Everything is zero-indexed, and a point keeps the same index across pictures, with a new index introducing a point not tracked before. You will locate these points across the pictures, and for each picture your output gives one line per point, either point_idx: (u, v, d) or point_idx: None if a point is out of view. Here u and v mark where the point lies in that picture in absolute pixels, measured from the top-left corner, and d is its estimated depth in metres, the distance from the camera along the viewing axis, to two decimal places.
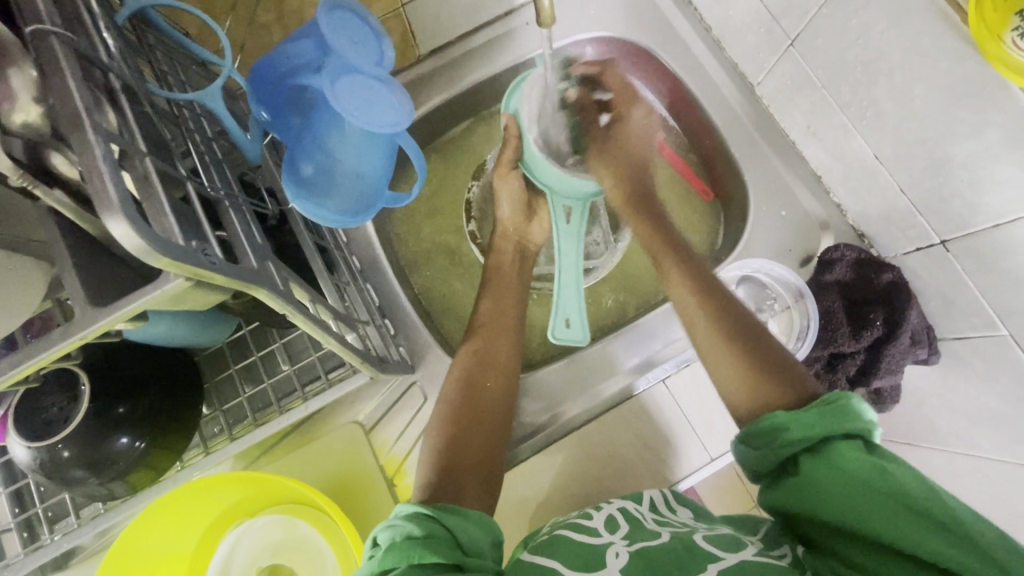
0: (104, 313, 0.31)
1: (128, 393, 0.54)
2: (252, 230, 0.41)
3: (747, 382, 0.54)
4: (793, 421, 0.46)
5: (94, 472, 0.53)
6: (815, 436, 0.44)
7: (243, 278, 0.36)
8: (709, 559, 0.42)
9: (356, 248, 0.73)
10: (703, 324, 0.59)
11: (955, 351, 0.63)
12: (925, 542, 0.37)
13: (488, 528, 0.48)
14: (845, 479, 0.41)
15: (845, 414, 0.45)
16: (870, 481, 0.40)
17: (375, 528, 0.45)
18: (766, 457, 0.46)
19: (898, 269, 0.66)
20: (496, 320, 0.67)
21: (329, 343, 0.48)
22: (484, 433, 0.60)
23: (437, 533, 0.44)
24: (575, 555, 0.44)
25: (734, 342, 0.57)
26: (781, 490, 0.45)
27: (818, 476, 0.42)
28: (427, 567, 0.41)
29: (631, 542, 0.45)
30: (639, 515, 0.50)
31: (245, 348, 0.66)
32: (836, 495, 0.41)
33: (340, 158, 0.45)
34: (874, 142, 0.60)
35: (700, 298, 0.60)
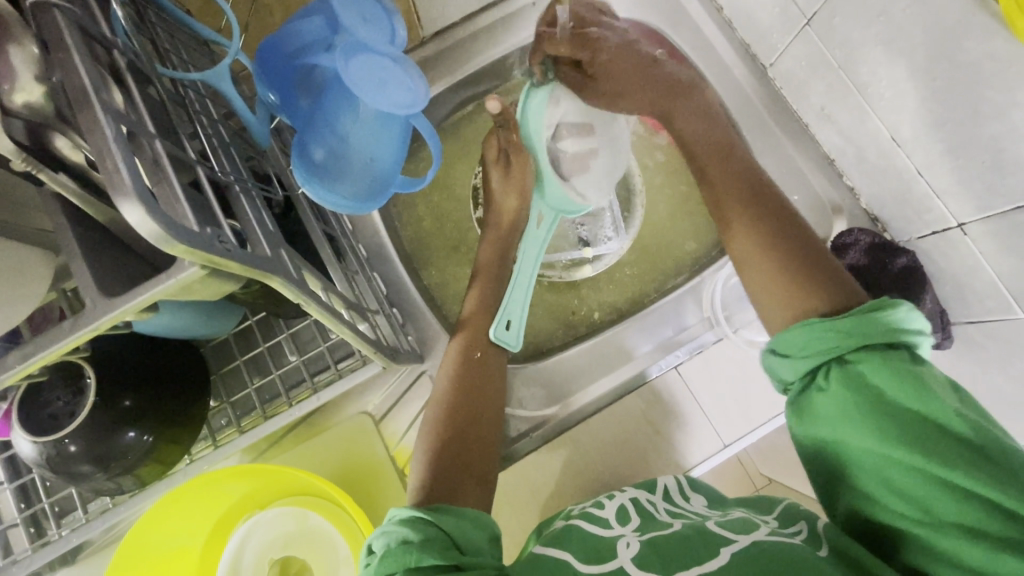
0: (115, 303, 0.30)
1: (134, 386, 0.53)
2: (263, 217, 0.39)
3: (782, 287, 0.50)
4: (824, 333, 0.43)
5: (102, 467, 0.52)
6: (849, 350, 0.42)
7: (258, 265, 0.34)
8: (721, 543, 0.42)
9: (362, 236, 0.71)
10: (741, 230, 0.55)
11: (969, 335, 0.63)
12: (958, 468, 0.37)
13: (484, 525, 0.47)
14: (881, 401, 0.40)
15: (888, 325, 0.42)
16: (912, 408, 0.39)
17: (370, 536, 0.45)
18: (797, 370, 0.44)
19: (913, 252, 0.65)
20: (481, 313, 0.66)
21: (342, 333, 0.47)
22: (477, 428, 0.59)
23: (433, 536, 0.43)
24: (584, 546, 0.44)
25: (771, 246, 0.53)
26: (806, 407, 0.43)
27: (849, 397, 0.41)
28: (426, 569, 0.40)
29: (642, 533, 0.45)
30: (651, 509, 0.50)
31: (251, 339, 0.64)
32: (871, 420, 0.40)
33: (353, 142, 0.43)
34: (891, 124, 0.59)
35: (746, 205, 0.56)
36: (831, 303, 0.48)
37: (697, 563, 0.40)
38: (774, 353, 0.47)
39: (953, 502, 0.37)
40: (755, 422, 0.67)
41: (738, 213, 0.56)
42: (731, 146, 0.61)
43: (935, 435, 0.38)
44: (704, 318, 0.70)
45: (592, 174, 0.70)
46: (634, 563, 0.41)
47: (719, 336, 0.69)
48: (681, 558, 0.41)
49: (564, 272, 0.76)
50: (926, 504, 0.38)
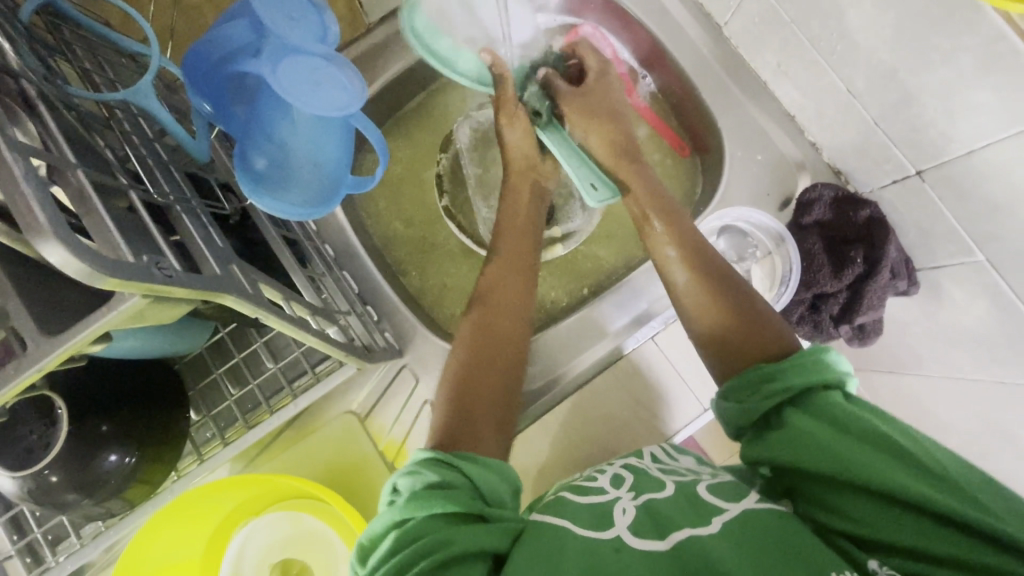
0: (58, 342, 0.29)
1: (109, 411, 0.53)
2: (210, 234, 0.39)
3: (729, 338, 0.53)
4: (773, 376, 0.47)
5: (87, 493, 0.52)
6: (794, 387, 0.46)
7: (207, 286, 0.34)
8: (714, 511, 0.42)
9: (327, 236, 0.70)
10: (675, 262, 0.58)
11: (934, 279, 0.64)
12: (918, 487, 0.38)
13: (507, 476, 0.46)
14: (832, 425, 0.42)
15: (821, 364, 0.46)
16: (859, 427, 0.42)
17: (395, 475, 0.44)
18: (748, 411, 0.47)
19: (876, 204, 0.65)
20: (493, 291, 0.59)
21: (309, 341, 0.46)
22: (503, 406, 0.53)
23: (457, 486, 0.43)
24: (589, 513, 0.42)
25: (711, 297, 0.55)
26: (762, 441, 0.45)
27: (803, 425, 0.43)
28: (450, 518, 0.40)
29: (637, 496, 0.44)
30: (642, 466, 0.48)
31: (226, 350, 0.64)
32: (827, 438, 0.42)
33: (294, 147, 0.42)
34: (846, 77, 0.59)
35: (685, 261, 0.57)
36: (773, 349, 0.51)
37: (689, 526, 0.40)
38: (727, 399, 0.49)
39: (912, 521, 0.38)
40: None
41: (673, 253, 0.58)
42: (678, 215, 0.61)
43: (894, 459, 0.39)
44: None
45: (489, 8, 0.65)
46: (632, 533, 0.40)
47: None
48: (672, 522, 0.41)
49: None
50: (892, 515, 0.39)
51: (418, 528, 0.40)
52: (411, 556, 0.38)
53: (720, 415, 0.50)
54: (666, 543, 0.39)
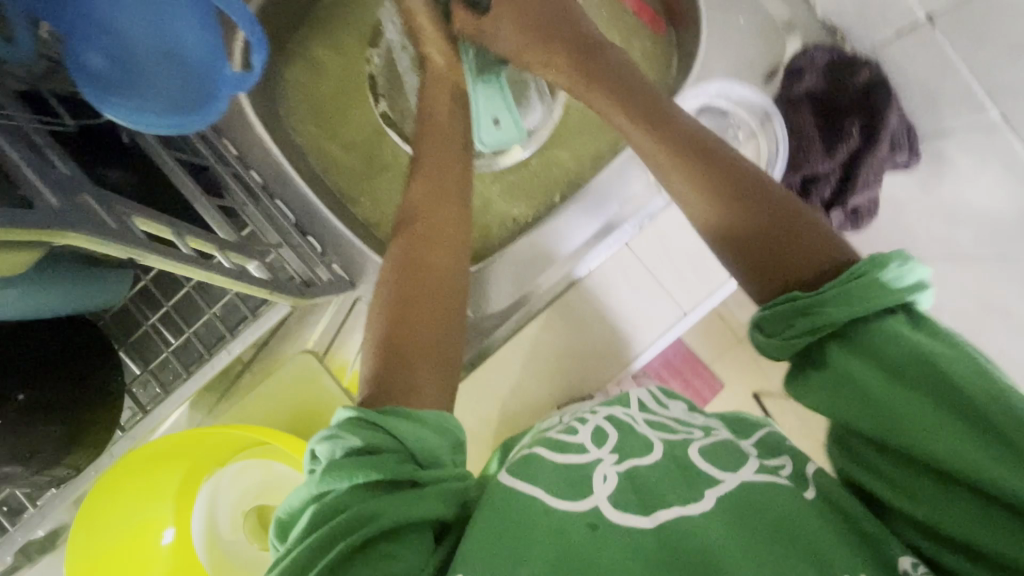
0: None
1: (25, 377, 0.48)
2: (50, 163, 0.31)
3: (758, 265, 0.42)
4: (820, 306, 0.36)
5: (23, 463, 0.48)
6: (846, 320, 0.35)
7: (34, 225, 0.27)
8: (706, 482, 0.37)
9: (249, 160, 0.61)
10: (692, 192, 0.46)
11: (942, 147, 0.57)
12: (990, 469, 0.29)
13: (446, 429, 0.40)
14: (891, 377, 0.33)
15: (887, 290, 0.34)
16: (924, 380, 0.32)
17: (312, 441, 0.38)
18: (787, 346, 0.37)
19: (878, 64, 0.57)
20: (426, 217, 0.51)
21: (219, 282, 0.40)
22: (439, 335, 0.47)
23: (384, 450, 0.36)
24: (555, 475, 0.37)
25: (733, 216, 0.44)
26: (806, 383, 0.36)
27: (855, 373, 0.34)
28: (377, 487, 0.35)
29: (620, 459, 0.39)
30: (629, 420, 0.42)
31: (155, 299, 0.58)
32: (879, 395, 0.33)
33: (134, 39, 0.38)
34: None
35: (693, 170, 0.46)
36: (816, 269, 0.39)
37: (679, 503, 0.36)
38: (762, 329, 0.39)
39: (970, 504, 0.31)
40: (712, 285, 0.63)
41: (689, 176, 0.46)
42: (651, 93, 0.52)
43: (965, 432, 0.30)
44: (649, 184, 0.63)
45: None
46: (612, 504, 0.36)
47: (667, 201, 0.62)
48: (660, 497, 0.36)
49: (491, 159, 0.68)
50: (940, 492, 0.32)
51: (340, 503, 0.34)
52: (327, 541, 0.33)
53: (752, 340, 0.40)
54: (654, 521, 0.35)
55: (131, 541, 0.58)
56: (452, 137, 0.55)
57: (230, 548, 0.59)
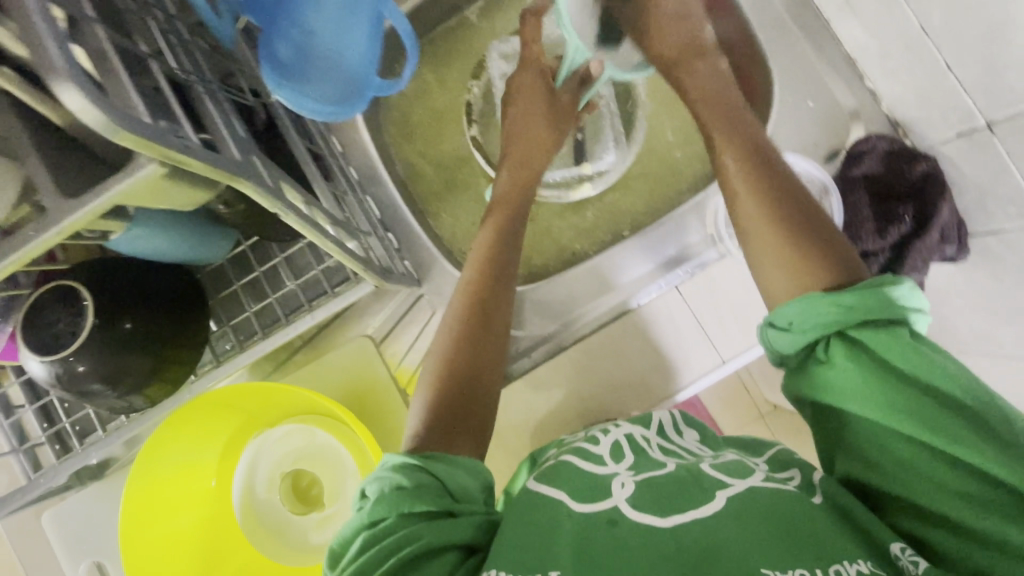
0: (77, 206, 0.29)
1: (131, 307, 0.53)
2: (232, 121, 0.38)
3: (796, 267, 0.46)
4: (825, 306, 0.42)
5: (112, 384, 0.54)
6: (849, 321, 0.41)
7: (227, 169, 0.33)
8: (717, 485, 0.40)
9: (352, 159, 0.69)
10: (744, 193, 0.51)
11: (987, 246, 0.60)
12: (970, 444, 0.36)
13: (480, 473, 0.45)
14: (884, 372, 0.39)
15: (890, 300, 0.41)
16: (916, 380, 0.38)
17: (363, 481, 0.43)
18: (794, 343, 0.43)
19: (934, 159, 0.61)
20: (501, 231, 0.61)
21: (328, 248, 0.45)
22: (481, 381, 0.53)
23: (425, 482, 0.41)
24: (581, 481, 0.42)
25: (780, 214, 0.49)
26: (808, 379, 0.42)
27: (852, 371, 0.39)
28: (420, 516, 0.39)
29: (637, 473, 0.42)
30: (645, 445, 0.47)
31: (247, 264, 0.64)
32: (876, 392, 0.38)
33: (318, 37, 0.40)
34: (921, 14, 0.54)
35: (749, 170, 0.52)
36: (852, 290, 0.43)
37: (692, 507, 0.38)
38: (770, 327, 0.45)
39: (955, 479, 0.36)
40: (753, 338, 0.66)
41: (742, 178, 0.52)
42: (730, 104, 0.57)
43: (949, 417, 0.36)
44: (706, 236, 0.68)
45: None
46: (630, 504, 0.39)
47: (721, 254, 0.67)
48: (674, 502, 0.39)
49: (562, 192, 0.73)
50: (935, 481, 0.36)
51: (387, 529, 0.39)
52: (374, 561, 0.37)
53: (763, 343, 0.46)
54: (667, 520, 0.37)
55: (177, 479, 0.63)
56: (535, 142, 0.67)
57: (261, 507, 0.63)
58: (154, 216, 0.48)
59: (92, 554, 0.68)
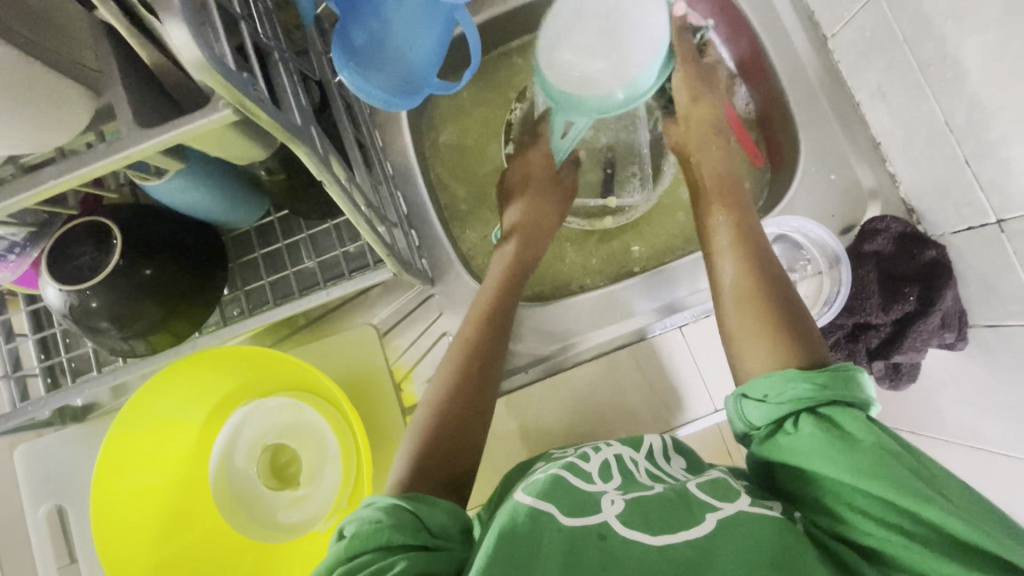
0: (151, 137, 0.31)
1: (155, 255, 0.54)
2: (297, 91, 0.40)
3: (757, 337, 0.53)
4: (799, 383, 0.46)
5: (120, 325, 0.54)
6: (819, 399, 0.45)
7: (287, 128, 0.35)
8: (706, 509, 0.44)
9: (390, 154, 0.71)
10: (728, 256, 0.59)
11: (986, 338, 0.62)
12: (931, 504, 0.38)
13: (457, 514, 0.47)
14: (848, 442, 0.42)
15: (853, 382, 0.45)
16: (872, 440, 0.42)
17: (344, 520, 0.45)
18: (765, 413, 0.47)
19: (943, 247, 0.63)
20: (514, 274, 0.66)
21: (360, 228, 0.47)
22: (475, 416, 0.57)
23: (406, 518, 0.44)
24: (570, 498, 0.45)
25: (752, 291, 0.56)
26: (774, 445, 0.45)
27: (816, 440, 0.43)
28: (399, 549, 0.41)
29: (625, 492, 0.47)
30: (632, 468, 0.52)
31: (271, 235, 0.66)
32: (837, 456, 0.42)
33: (392, 32, 0.43)
34: (947, 107, 0.57)
35: (739, 253, 0.59)
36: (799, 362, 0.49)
37: (683, 529, 0.42)
38: (745, 398, 0.49)
39: (920, 535, 0.38)
40: None
41: (726, 246, 0.60)
42: (738, 189, 0.65)
43: (909, 477, 0.39)
44: None
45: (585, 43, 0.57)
46: (619, 520, 0.43)
47: None
48: (665, 523, 0.42)
49: (583, 222, 0.75)
50: (901, 532, 0.38)
51: (366, 564, 0.40)
52: None
53: (735, 411, 0.50)
54: (658, 538, 0.41)
55: (161, 433, 0.63)
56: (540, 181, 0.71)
57: (236, 476, 0.62)
58: (197, 172, 0.50)
59: (55, 497, 0.67)
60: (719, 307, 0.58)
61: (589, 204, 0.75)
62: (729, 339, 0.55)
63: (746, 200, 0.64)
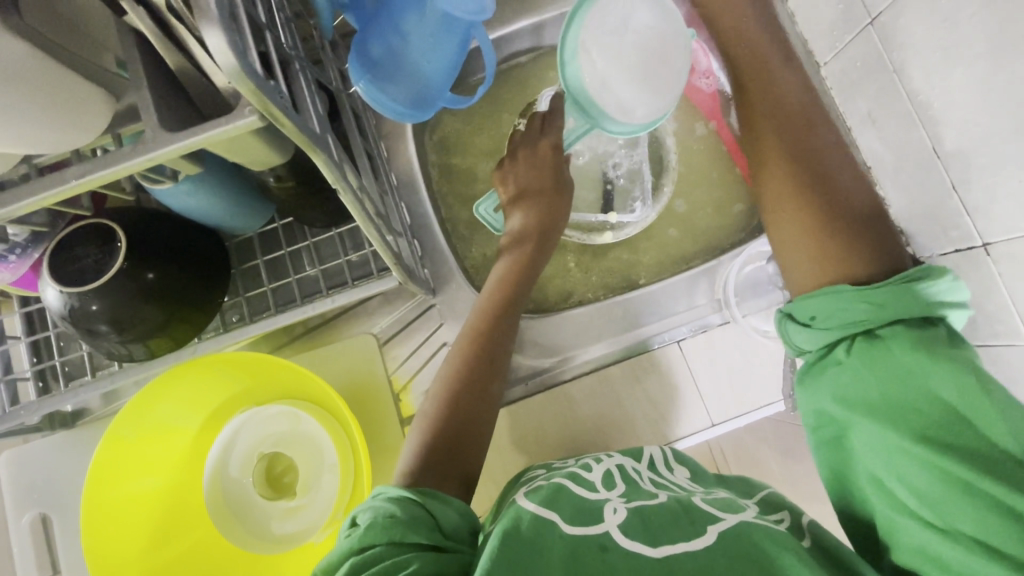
0: (175, 139, 0.31)
1: (158, 259, 0.54)
2: (315, 100, 0.40)
3: (812, 240, 0.47)
4: (854, 303, 0.41)
5: (119, 329, 0.53)
6: (875, 322, 0.41)
7: (308, 136, 0.35)
8: (709, 521, 0.44)
9: (394, 165, 0.72)
10: (773, 157, 0.52)
11: (973, 358, 0.63)
12: (984, 470, 0.36)
13: (466, 514, 0.47)
14: (909, 385, 0.38)
15: (919, 298, 0.41)
16: (931, 393, 0.38)
17: (357, 509, 0.44)
18: (815, 338, 0.43)
19: (931, 269, 0.65)
20: (518, 272, 0.65)
21: (371, 236, 0.47)
22: (478, 415, 0.56)
23: (417, 515, 0.43)
24: (573, 505, 0.46)
25: (809, 189, 0.49)
26: (823, 378, 0.42)
27: (867, 372, 0.40)
28: (411, 545, 0.41)
29: (628, 500, 0.47)
30: (635, 476, 0.53)
31: (275, 242, 0.66)
32: (891, 406, 0.39)
33: (412, 45, 0.44)
34: (935, 134, 0.60)
35: (792, 153, 0.51)
36: (866, 271, 0.44)
37: (685, 540, 0.42)
38: (793, 320, 0.45)
39: (971, 509, 0.36)
40: (745, 406, 0.68)
41: (772, 140, 0.52)
42: (789, 80, 0.55)
43: (968, 437, 0.37)
44: (713, 300, 0.71)
45: (613, 49, 0.56)
46: (620, 530, 0.43)
47: (725, 319, 0.70)
48: (667, 534, 0.43)
49: (584, 235, 0.76)
50: (941, 509, 0.37)
51: (377, 555, 0.40)
52: None
53: (783, 333, 0.47)
54: (658, 548, 0.41)
55: (156, 439, 0.62)
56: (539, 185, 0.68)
57: (230, 484, 0.61)
58: (203, 177, 0.50)
59: (41, 505, 0.65)
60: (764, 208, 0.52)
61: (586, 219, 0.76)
62: (778, 241, 0.50)
63: (786, 80, 0.55)
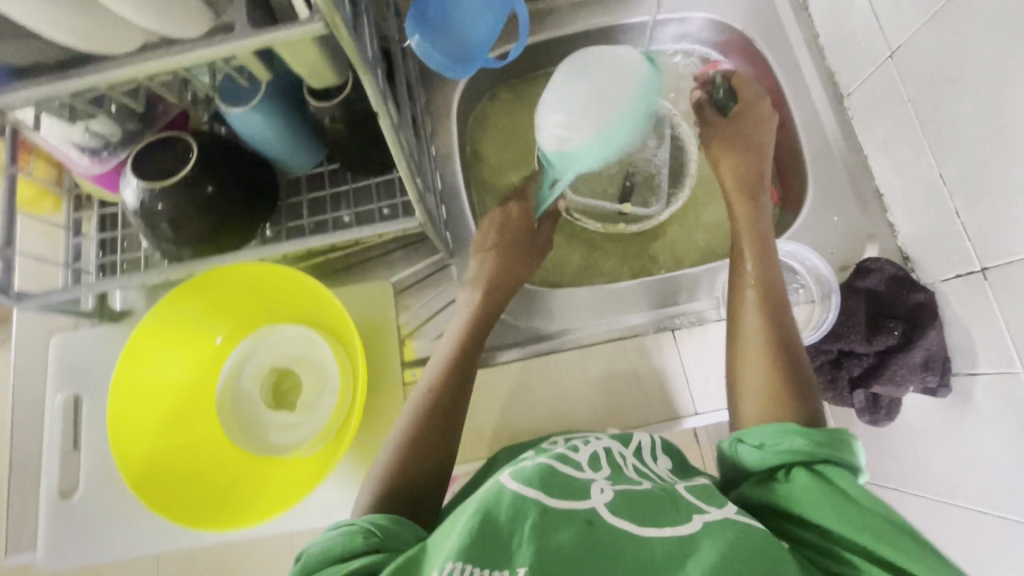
0: (254, 35, 0.39)
1: (220, 176, 0.62)
2: (373, 34, 0.47)
3: (774, 387, 0.57)
4: (793, 437, 0.51)
5: (176, 229, 0.61)
6: (813, 454, 0.49)
7: (360, 54, 0.42)
8: (693, 511, 0.46)
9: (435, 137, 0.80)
10: (751, 305, 0.63)
11: (967, 384, 0.64)
12: (912, 557, 0.42)
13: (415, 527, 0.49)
14: (840, 495, 0.46)
15: (850, 448, 0.50)
16: (861, 502, 0.46)
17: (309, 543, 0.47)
18: (761, 458, 0.51)
19: (933, 293, 0.66)
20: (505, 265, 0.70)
21: (400, 167, 0.53)
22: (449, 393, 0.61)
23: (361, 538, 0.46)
24: (560, 483, 0.46)
25: (777, 357, 0.59)
26: (767, 489, 0.50)
27: (808, 489, 0.47)
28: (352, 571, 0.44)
29: (614, 483, 0.49)
30: (620, 461, 0.54)
31: (320, 183, 0.74)
32: (825, 505, 0.46)
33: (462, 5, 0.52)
34: (942, 161, 0.62)
35: (767, 313, 0.62)
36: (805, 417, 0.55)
37: (670, 524, 0.44)
38: (741, 441, 0.54)
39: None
40: None
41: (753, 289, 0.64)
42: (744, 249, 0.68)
43: (895, 533, 0.44)
44: (713, 298, 0.74)
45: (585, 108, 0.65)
46: (607, 508, 0.45)
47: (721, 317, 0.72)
48: (654, 518, 0.44)
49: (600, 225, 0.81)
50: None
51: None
52: None
53: (730, 451, 0.54)
54: (644, 529, 0.43)
55: (183, 337, 0.68)
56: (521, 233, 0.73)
57: (241, 391, 0.68)
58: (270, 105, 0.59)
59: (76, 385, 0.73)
60: (733, 352, 0.62)
61: (606, 210, 0.81)
62: (741, 384, 0.60)
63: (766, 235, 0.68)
